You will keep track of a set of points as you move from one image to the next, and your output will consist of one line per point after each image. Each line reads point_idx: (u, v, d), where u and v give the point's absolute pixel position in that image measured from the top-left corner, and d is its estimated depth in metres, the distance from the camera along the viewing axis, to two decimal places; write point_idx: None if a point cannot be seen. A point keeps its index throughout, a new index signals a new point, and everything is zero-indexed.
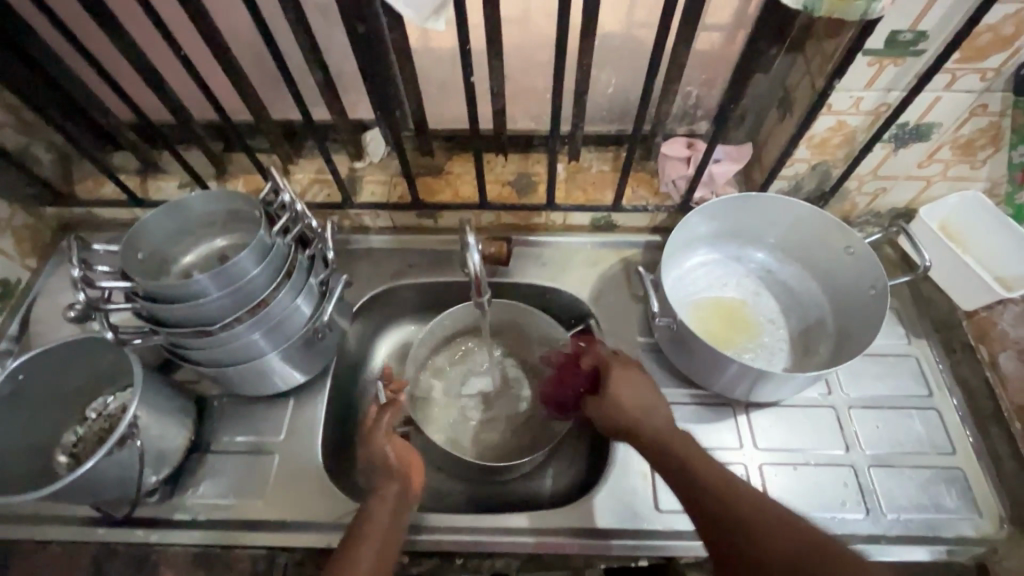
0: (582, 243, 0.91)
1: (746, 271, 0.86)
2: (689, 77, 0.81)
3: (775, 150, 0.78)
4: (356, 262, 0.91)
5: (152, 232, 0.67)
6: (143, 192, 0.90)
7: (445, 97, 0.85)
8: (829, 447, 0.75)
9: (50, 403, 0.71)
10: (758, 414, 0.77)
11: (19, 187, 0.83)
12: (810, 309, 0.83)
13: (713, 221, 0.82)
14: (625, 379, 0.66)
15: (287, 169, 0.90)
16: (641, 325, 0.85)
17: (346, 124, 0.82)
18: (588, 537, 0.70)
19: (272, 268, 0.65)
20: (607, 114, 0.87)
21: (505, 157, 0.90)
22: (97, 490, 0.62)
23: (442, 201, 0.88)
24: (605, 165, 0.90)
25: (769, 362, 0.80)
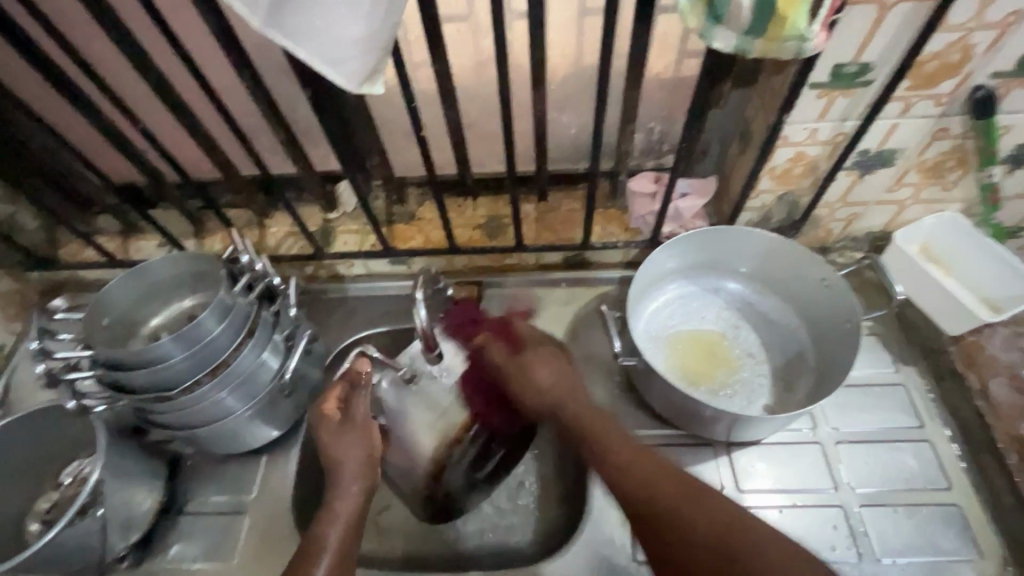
0: (556, 281, 0.90)
1: (724, 303, 0.84)
2: (648, 114, 0.81)
3: (738, 182, 0.77)
4: (331, 311, 0.91)
5: (116, 300, 0.68)
6: (123, 253, 0.92)
7: (410, 146, 0.86)
8: (817, 487, 0.71)
9: (23, 469, 0.72)
10: (740, 454, 0.74)
11: (3, 255, 0.86)
12: (790, 341, 0.81)
13: (679, 255, 0.81)
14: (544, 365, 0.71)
15: (263, 224, 0.92)
16: (616, 364, 0.82)
17: (313, 178, 0.84)
18: None
19: (232, 327, 0.65)
20: (573, 153, 0.88)
21: (474, 201, 0.91)
22: (59, 561, 0.62)
23: (413, 248, 0.88)
24: (575, 204, 0.90)
25: (750, 400, 0.77)
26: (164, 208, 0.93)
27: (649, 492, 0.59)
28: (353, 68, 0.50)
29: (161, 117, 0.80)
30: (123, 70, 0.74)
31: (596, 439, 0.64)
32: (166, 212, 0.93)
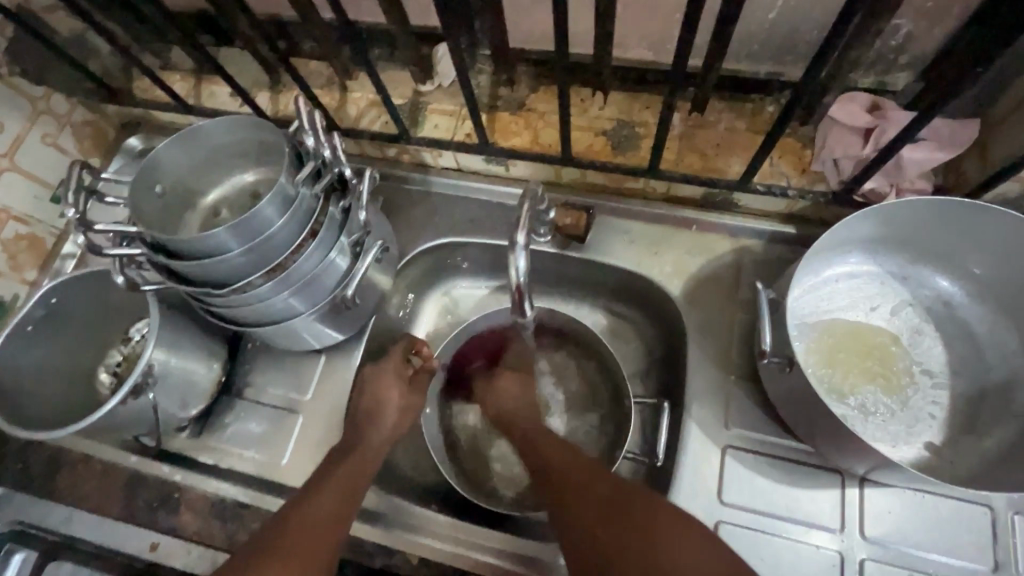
0: (686, 222, 0.70)
1: (913, 299, 0.63)
2: (904, 4, 0.53)
3: (1016, 138, 0.51)
4: (409, 204, 0.78)
5: (168, 164, 0.57)
6: (195, 97, 0.81)
7: (534, 10, 0.64)
8: (968, 560, 0.56)
9: (93, 323, 0.68)
10: (876, 492, 0.59)
11: (76, 81, 0.78)
12: (996, 373, 0.59)
13: (875, 226, 0.58)
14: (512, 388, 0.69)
15: (344, 86, 0.76)
16: (741, 345, 0.66)
17: (407, 36, 0.65)
18: None
19: (294, 223, 0.55)
20: (758, 51, 0.62)
21: (604, 97, 0.69)
22: (119, 427, 0.61)
23: (515, 147, 0.70)
24: (739, 122, 0.66)
25: (911, 430, 0.59)
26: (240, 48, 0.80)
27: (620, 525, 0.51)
28: None
29: None
30: None
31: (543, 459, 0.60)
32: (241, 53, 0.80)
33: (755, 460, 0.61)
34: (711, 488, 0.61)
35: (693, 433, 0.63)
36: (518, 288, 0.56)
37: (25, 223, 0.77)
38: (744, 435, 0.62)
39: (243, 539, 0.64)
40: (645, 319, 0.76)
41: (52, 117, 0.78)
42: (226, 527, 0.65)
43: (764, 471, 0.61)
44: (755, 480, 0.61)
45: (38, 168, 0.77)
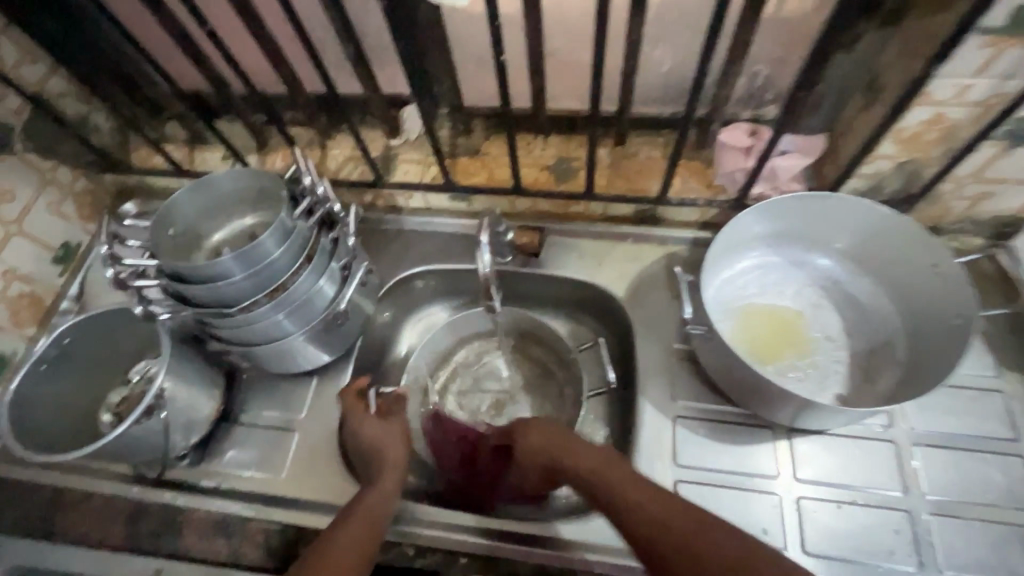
0: (622, 236, 0.84)
1: (808, 280, 0.77)
2: (758, 55, 0.70)
3: (852, 144, 0.67)
4: (385, 241, 0.89)
5: (181, 210, 0.67)
6: (189, 163, 0.92)
7: (482, 74, 0.79)
8: (883, 487, 0.66)
9: (97, 364, 0.75)
10: (802, 440, 0.69)
11: (79, 154, 0.87)
12: (880, 331, 0.73)
13: (767, 221, 0.73)
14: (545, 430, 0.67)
15: (324, 145, 0.89)
16: (679, 330, 0.78)
17: (379, 100, 0.79)
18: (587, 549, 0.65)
19: (293, 251, 0.65)
20: (660, 96, 0.79)
21: (544, 140, 0.85)
22: (127, 452, 0.66)
23: (475, 185, 0.84)
24: (654, 152, 0.82)
25: (822, 385, 0.71)
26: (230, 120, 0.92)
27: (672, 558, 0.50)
28: None
29: (227, 18, 0.76)
30: None
31: (602, 486, 0.58)
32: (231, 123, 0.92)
33: (701, 426, 0.71)
34: (667, 453, 0.70)
35: (647, 409, 0.73)
36: (486, 277, 0.67)
37: (27, 282, 0.83)
38: (690, 406, 0.73)
39: (247, 551, 0.68)
40: (597, 323, 0.87)
41: (56, 187, 0.86)
42: (229, 542, 0.69)
43: (709, 434, 0.71)
44: (703, 442, 0.71)
45: (41, 232, 0.84)
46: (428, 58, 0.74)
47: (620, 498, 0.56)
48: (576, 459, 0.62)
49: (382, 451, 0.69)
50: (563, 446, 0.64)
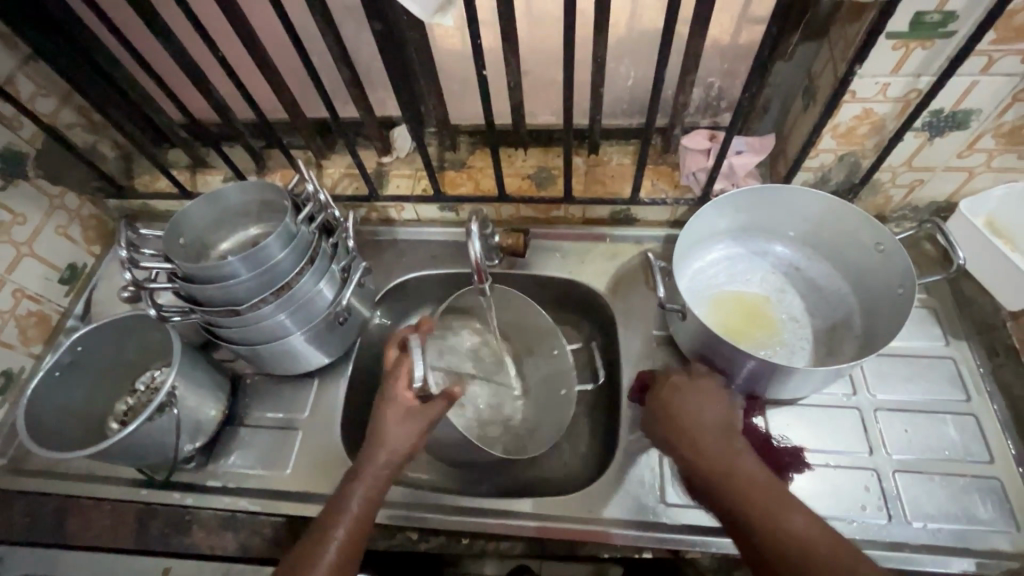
0: (601, 236, 0.91)
1: (771, 267, 0.84)
2: (710, 69, 0.79)
3: (798, 141, 0.76)
4: (379, 252, 0.95)
5: (191, 220, 0.73)
6: (192, 185, 0.98)
7: (465, 94, 0.87)
8: (851, 449, 0.72)
9: (107, 374, 0.78)
10: (775, 412, 0.75)
11: (87, 180, 0.92)
12: (838, 309, 0.80)
13: (730, 214, 0.80)
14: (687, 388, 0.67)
15: (320, 164, 0.96)
16: (657, 318, 0.84)
17: (372, 120, 0.86)
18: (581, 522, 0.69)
19: (297, 252, 0.70)
20: (627, 108, 0.87)
21: (525, 152, 0.92)
22: (139, 453, 0.68)
23: (463, 194, 0.90)
24: (625, 159, 0.90)
25: (790, 360, 0.77)
26: (231, 145, 0.99)
27: (791, 558, 0.53)
28: None
29: (231, 51, 0.84)
30: (204, 3, 0.77)
31: (712, 471, 0.61)
32: (232, 148, 0.99)
33: None
34: None
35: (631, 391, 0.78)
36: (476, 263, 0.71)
37: (36, 302, 0.86)
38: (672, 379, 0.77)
39: (255, 544, 0.72)
40: (581, 320, 0.93)
41: (65, 212, 0.90)
42: (238, 536, 0.72)
43: None
44: None
45: (51, 254, 0.88)
46: (418, 79, 0.82)
47: (737, 481, 0.59)
48: (711, 455, 0.61)
49: (411, 425, 0.66)
50: (698, 428, 0.63)
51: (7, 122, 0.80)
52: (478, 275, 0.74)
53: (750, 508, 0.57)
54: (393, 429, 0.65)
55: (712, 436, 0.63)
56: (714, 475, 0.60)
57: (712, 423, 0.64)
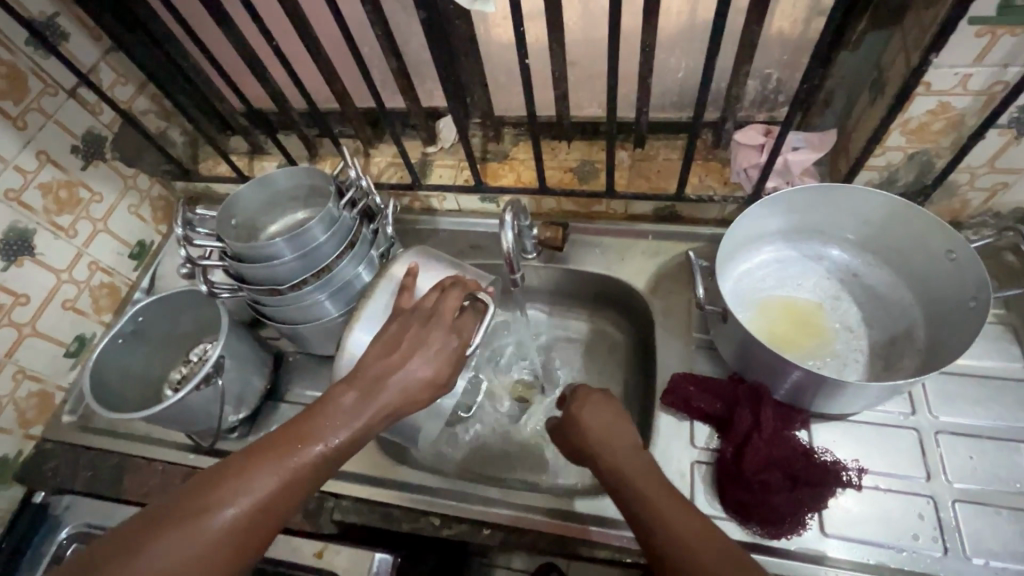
0: (643, 233, 0.88)
1: (826, 272, 0.79)
2: (767, 60, 0.75)
3: (863, 137, 0.70)
4: (420, 241, 0.96)
5: (244, 203, 0.76)
6: (249, 170, 1.03)
7: (511, 85, 0.87)
8: (905, 473, 0.66)
9: (164, 343, 0.84)
10: (821, 426, 0.70)
11: (157, 163, 0.99)
12: (900, 321, 0.74)
13: (782, 214, 0.76)
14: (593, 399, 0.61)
15: (368, 153, 0.98)
16: (699, 320, 0.80)
17: (418, 109, 0.87)
18: (605, 524, 0.68)
19: (338, 237, 0.72)
20: (677, 102, 0.84)
21: (569, 144, 0.91)
22: (187, 418, 0.73)
23: (504, 185, 0.90)
24: (673, 154, 0.87)
25: (841, 372, 0.72)
26: (286, 133, 1.03)
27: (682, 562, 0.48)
28: None
29: (288, 42, 0.87)
30: None
31: (615, 477, 0.55)
32: (287, 136, 1.03)
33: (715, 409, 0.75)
34: (685, 435, 0.72)
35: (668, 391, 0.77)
36: (508, 252, 0.71)
37: (108, 274, 0.93)
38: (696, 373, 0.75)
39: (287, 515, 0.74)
40: (618, 316, 0.91)
41: (137, 191, 0.97)
42: None
43: None
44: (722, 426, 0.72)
45: (122, 230, 0.95)
46: (463, 70, 0.82)
47: (640, 479, 0.54)
48: (615, 460, 0.56)
49: (419, 392, 0.57)
50: (604, 438, 0.58)
51: (89, 107, 0.87)
52: (512, 265, 0.74)
53: (650, 513, 0.51)
54: (402, 377, 0.56)
55: (616, 442, 0.57)
56: (621, 481, 0.55)
57: (617, 426, 0.58)
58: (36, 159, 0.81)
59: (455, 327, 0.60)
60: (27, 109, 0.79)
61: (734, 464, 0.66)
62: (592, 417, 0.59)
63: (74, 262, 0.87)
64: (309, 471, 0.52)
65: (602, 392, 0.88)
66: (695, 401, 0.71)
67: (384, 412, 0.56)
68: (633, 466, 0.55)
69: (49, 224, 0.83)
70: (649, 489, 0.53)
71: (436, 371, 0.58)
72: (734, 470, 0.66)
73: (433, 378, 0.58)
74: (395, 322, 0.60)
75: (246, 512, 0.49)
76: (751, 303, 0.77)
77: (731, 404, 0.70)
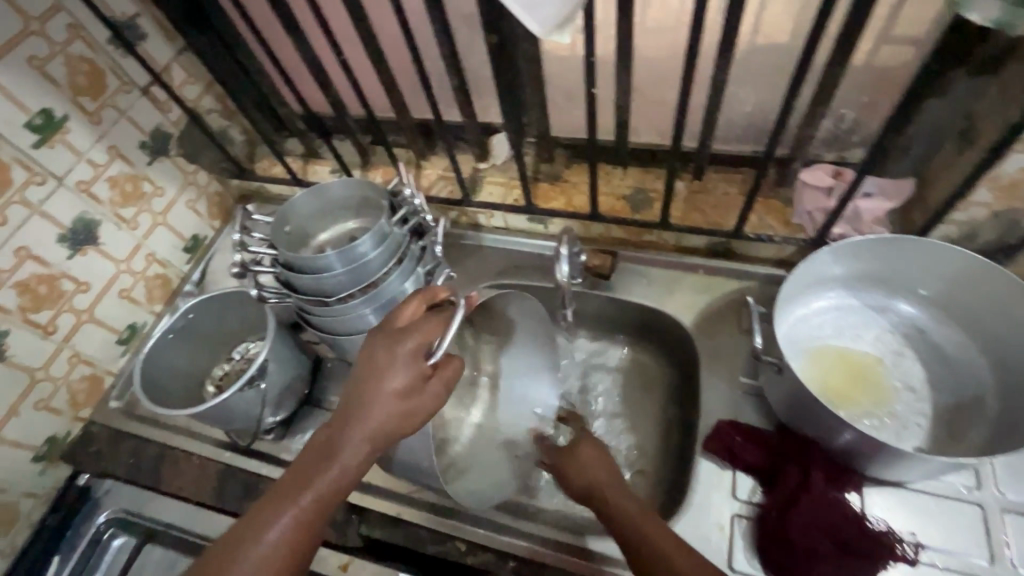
0: (694, 267, 0.86)
1: (889, 326, 0.75)
2: (843, 99, 0.71)
3: (944, 189, 0.66)
4: (464, 256, 0.96)
5: (299, 210, 0.78)
6: (303, 173, 1.05)
7: (569, 107, 0.85)
8: (965, 553, 0.62)
9: (210, 340, 0.86)
10: (874, 491, 0.66)
11: (217, 161, 1.02)
12: (969, 387, 0.69)
13: (847, 262, 0.72)
14: (578, 450, 0.65)
15: (420, 165, 0.99)
16: (748, 364, 0.77)
17: (474, 126, 0.87)
18: None
19: (387, 252, 0.72)
20: (741, 136, 0.81)
21: (623, 171, 0.89)
22: (228, 418, 0.74)
23: (555, 208, 0.89)
24: (731, 189, 0.84)
25: (900, 435, 0.68)
26: (341, 139, 1.04)
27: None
28: (545, 15, 0.49)
29: (352, 52, 0.88)
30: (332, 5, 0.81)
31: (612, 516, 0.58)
32: (341, 142, 1.04)
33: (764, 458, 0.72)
34: (726, 486, 0.69)
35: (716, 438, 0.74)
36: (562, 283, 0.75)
37: (162, 266, 0.96)
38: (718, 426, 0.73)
39: None
40: (661, 351, 0.88)
41: (195, 187, 1.00)
42: None
43: None
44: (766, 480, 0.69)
45: (179, 224, 0.98)
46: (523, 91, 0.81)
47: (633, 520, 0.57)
48: (609, 502, 0.59)
49: (409, 404, 0.57)
50: (599, 482, 0.61)
51: (159, 105, 0.90)
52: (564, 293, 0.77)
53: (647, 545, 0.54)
54: (384, 394, 0.56)
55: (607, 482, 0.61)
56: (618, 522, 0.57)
57: (607, 470, 0.63)
58: (107, 154, 0.84)
59: (411, 334, 0.59)
60: (103, 106, 0.82)
61: (778, 523, 0.63)
62: (580, 464, 0.64)
63: (132, 253, 0.90)
64: (333, 490, 0.55)
65: (640, 426, 0.85)
66: (744, 451, 0.68)
67: (383, 430, 0.56)
68: (627, 505, 0.58)
69: (113, 216, 0.86)
70: (644, 525, 0.56)
71: (418, 387, 0.58)
72: (779, 530, 0.63)
73: (412, 390, 0.57)
74: (368, 344, 0.60)
75: (281, 536, 0.52)
76: (807, 351, 0.74)
77: (779, 459, 0.67)
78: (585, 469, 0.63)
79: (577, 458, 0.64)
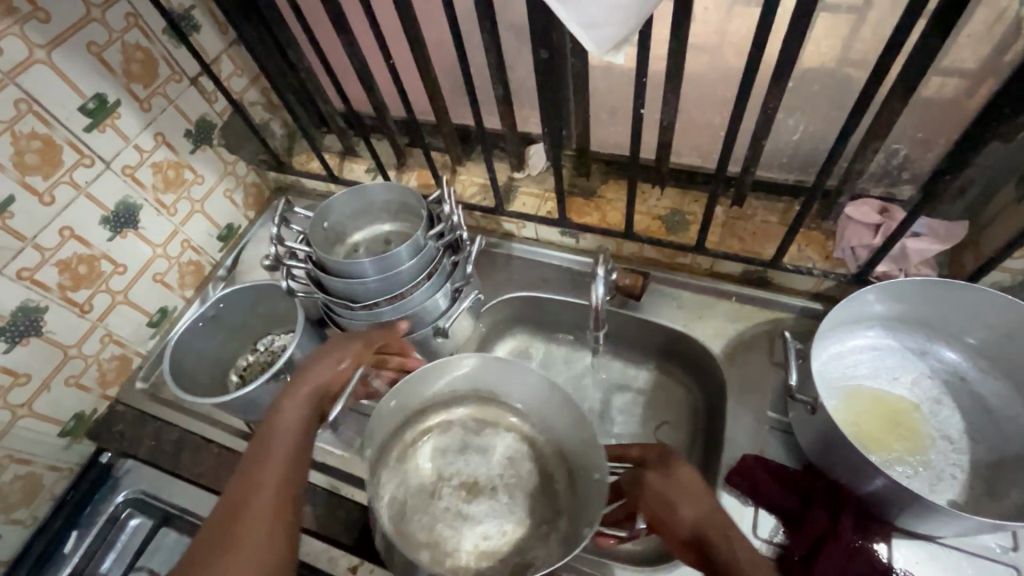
0: (726, 294, 0.84)
1: (929, 371, 0.72)
2: (897, 134, 0.69)
3: (1001, 234, 0.64)
4: (493, 264, 0.96)
5: (337, 210, 0.78)
6: (338, 170, 1.05)
7: (611, 123, 0.85)
8: None
9: (237, 331, 0.87)
10: (904, 543, 0.64)
11: (256, 153, 1.03)
12: (1012, 442, 0.66)
13: (889, 301, 0.70)
14: (656, 481, 0.57)
15: (455, 170, 0.99)
16: (777, 399, 0.75)
17: (514, 135, 0.87)
18: None
19: (420, 265, 0.72)
20: (785, 164, 0.79)
21: (660, 191, 0.88)
22: (250, 409, 0.75)
23: (589, 223, 0.88)
24: (771, 217, 0.82)
25: (933, 487, 0.65)
26: (378, 138, 1.05)
27: None
28: (604, 35, 0.49)
29: (399, 55, 0.88)
30: (384, 8, 0.82)
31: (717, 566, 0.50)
32: (379, 141, 1.05)
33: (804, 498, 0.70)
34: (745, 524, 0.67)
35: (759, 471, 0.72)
36: (596, 308, 0.72)
37: (197, 253, 0.98)
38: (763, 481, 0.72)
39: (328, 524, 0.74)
40: (685, 375, 0.87)
41: (234, 177, 1.02)
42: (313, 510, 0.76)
43: None
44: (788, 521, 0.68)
45: (215, 212, 0.99)
46: (567, 104, 0.81)
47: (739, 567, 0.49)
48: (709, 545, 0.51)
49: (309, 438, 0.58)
50: (694, 523, 0.53)
51: (206, 95, 0.92)
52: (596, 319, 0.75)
53: None
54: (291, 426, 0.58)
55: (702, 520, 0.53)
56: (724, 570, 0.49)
57: (700, 509, 0.53)
58: (153, 140, 0.86)
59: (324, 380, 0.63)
60: (153, 93, 0.83)
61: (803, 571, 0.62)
62: (662, 503, 0.55)
63: (169, 238, 0.92)
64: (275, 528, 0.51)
65: None
66: (767, 491, 0.66)
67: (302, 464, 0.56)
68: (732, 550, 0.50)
69: (154, 201, 0.88)
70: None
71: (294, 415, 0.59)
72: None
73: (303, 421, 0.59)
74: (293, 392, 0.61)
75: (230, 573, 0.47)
76: (841, 393, 0.71)
77: (805, 502, 0.65)
78: (665, 498, 0.55)
79: (663, 494, 0.56)
